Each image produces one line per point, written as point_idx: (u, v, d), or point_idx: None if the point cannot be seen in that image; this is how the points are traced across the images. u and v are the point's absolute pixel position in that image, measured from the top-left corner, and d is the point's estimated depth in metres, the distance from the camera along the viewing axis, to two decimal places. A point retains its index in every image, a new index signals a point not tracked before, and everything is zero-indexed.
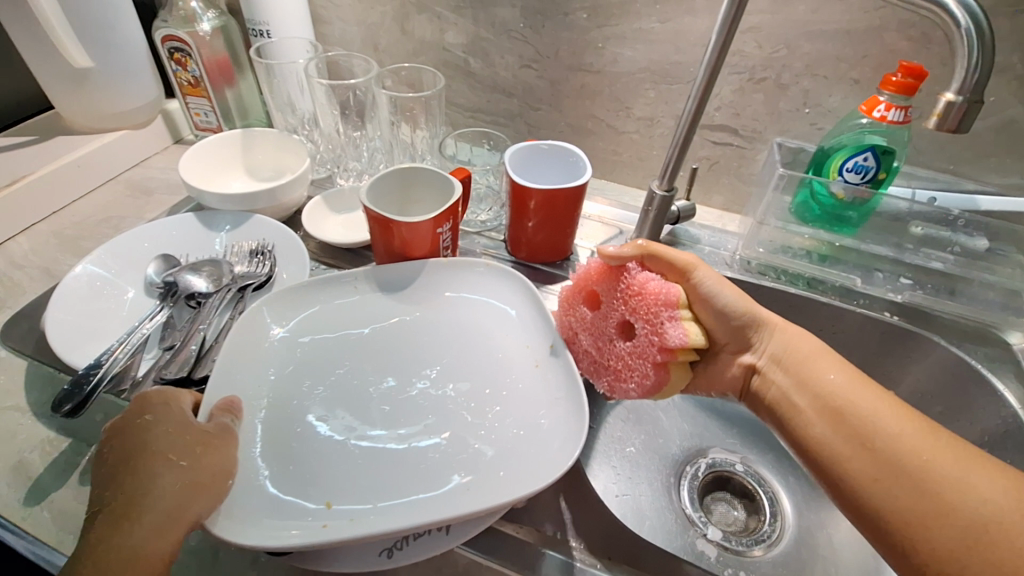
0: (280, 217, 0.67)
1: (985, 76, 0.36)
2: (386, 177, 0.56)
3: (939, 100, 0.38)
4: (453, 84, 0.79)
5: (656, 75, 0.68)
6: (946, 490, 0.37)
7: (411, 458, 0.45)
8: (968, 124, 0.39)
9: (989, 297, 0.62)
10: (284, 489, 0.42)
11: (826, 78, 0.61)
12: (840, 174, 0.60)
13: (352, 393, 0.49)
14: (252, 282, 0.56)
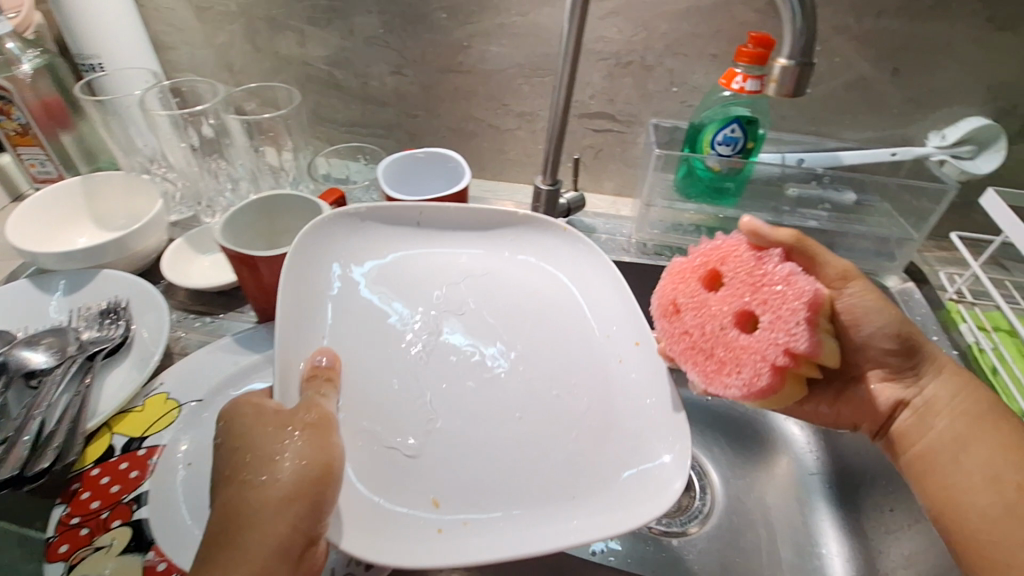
0: (138, 269, 0.60)
1: (810, 38, 0.37)
2: (246, 209, 0.52)
3: (774, 66, 0.38)
4: (322, 100, 0.74)
5: (527, 69, 0.66)
6: None
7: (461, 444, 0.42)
8: (805, 87, 0.39)
9: (865, 247, 0.65)
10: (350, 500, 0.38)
11: (688, 56, 0.62)
12: (712, 148, 0.61)
13: (238, 454, 0.45)
14: (103, 347, 0.50)
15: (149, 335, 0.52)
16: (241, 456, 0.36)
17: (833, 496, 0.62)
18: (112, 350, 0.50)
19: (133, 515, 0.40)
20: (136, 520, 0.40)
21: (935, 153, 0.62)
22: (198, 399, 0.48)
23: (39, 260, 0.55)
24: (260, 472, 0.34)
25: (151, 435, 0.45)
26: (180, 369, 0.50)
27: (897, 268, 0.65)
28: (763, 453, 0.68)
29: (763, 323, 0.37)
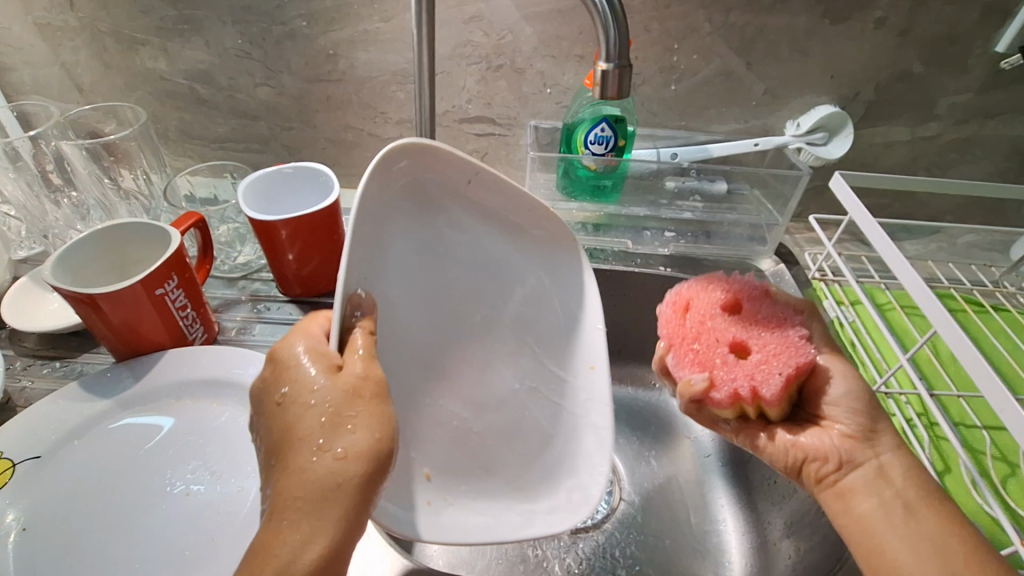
0: None
1: (622, 41, 0.39)
2: (81, 243, 0.47)
3: (596, 70, 0.40)
4: (188, 116, 0.69)
5: (399, 76, 0.65)
6: None
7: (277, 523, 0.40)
8: (627, 89, 0.42)
9: (738, 233, 0.68)
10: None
11: (555, 57, 0.62)
12: (586, 148, 0.62)
13: (97, 513, 0.41)
14: None
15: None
16: (301, 431, 0.33)
17: (727, 474, 0.65)
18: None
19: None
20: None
21: (791, 140, 0.67)
22: (36, 457, 0.43)
23: None
24: (306, 446, 0.33)
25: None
26: (13, 428, 0.44)
27: (767, 251, 0.68)
28: (665, 440, 0.69)
29: (757, 356, 0.42)
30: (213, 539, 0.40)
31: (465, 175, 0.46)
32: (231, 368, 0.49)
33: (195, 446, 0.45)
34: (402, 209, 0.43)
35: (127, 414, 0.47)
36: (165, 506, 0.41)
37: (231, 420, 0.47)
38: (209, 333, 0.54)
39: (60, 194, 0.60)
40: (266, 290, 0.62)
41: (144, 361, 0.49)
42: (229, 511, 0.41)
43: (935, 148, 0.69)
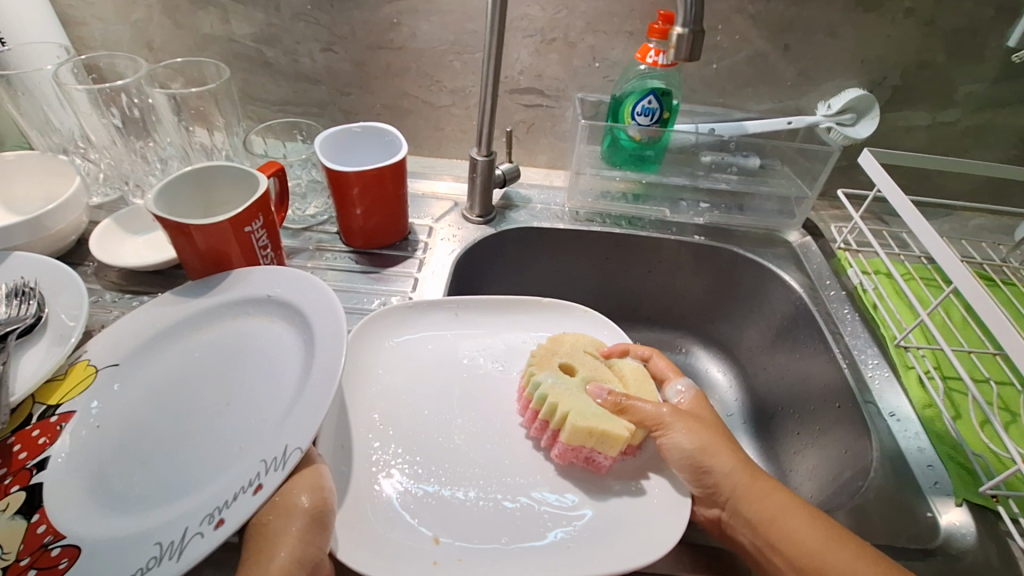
0: (57, 250, 0.59)
1: (698, 8, 0.44)
2: (176, 181, 0.52)
3: (672, 35, 0.45)
4: (251, 78, 0.73)
5: (457, 45, 0.69)
6: (774, 516, 0.41)
7: (300, 419, 0.41)
8: (698, 53, 0.46)
9: (769, 206, 0.73)
10: (113, 488, 0.40)
11: (606, 33, 0.66)
12: (632, 119, 0.66)
13: (159, 414, 0.45)
14: (15, 328, 0.47)
15: (66, 312, 0.50)
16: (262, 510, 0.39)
17: (752, 430, 0.69)
18: (27, 330, 0.48)
19: (31, 480, 0.39)
20: (33, 485, 0.39)
21: (822, 120, 0.71)
22: (116, 364, 0.47)
23: None
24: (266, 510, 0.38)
25: (65, 401, 0.44)
26: (103, 338, 0.49)
27: (796, 224, 0.72)
28: None
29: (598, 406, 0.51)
30: (243, 449, 0.42)
31: (454, 308, 0.62)
32: (277, 288, 0.52)
33: (242, 359, 0.49)
34: (422, 312, 0.61)
35: (188, 327, 0.51)
36: (207, 413, 0.45)
37: (275, 337, 0.50)
38: None
39: (135, 143, 0.65)
40: (330, 242, 0.67)
41: (212, 282, 0.53)
42: (262, 422, 0.43)
43: (952, 134, 0.74)
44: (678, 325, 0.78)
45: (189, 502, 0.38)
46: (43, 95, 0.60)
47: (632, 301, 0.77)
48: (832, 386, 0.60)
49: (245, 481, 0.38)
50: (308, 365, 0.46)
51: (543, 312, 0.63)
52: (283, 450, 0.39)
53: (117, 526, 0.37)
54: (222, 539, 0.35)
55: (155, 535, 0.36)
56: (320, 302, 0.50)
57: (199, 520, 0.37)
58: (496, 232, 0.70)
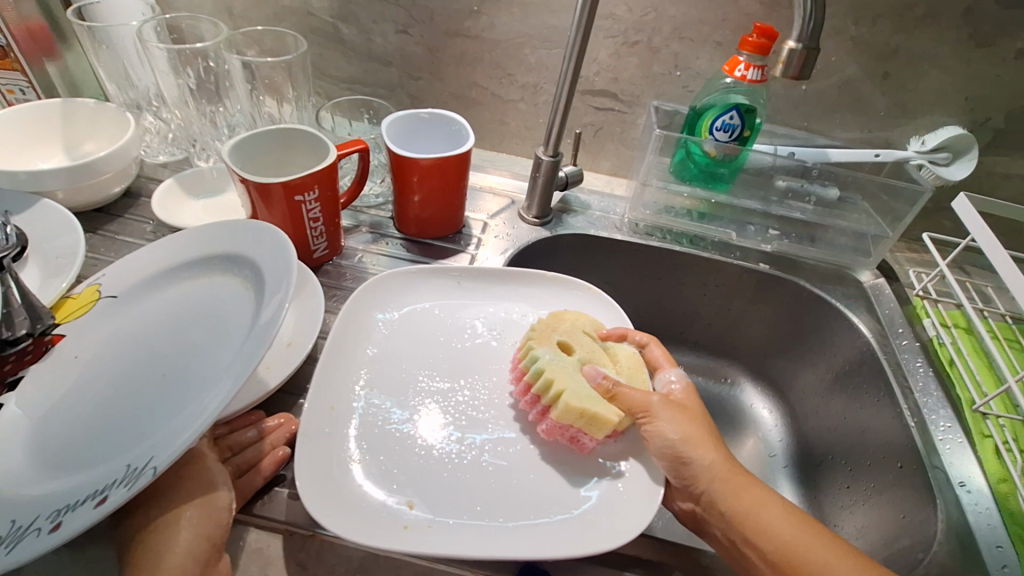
0: (106, 199, 0.59)
1: (817, 25, 0.42)
2: (258, 136, 0.53)
3: (783, 49, 0.44)
4: (323, 52, 0.72)
5: (535, 39, 0.66)
6: (750, 512, 0.40)
7: (179, 429, 0.35)
8: (809, 72, 0.44)
9: (842, 241, 0.68)
10: (35, 435, 0.38)
11: (693, 41, 0.63)
12: (710, 133, 0.63)
13: (99, 367, 0.42)
14: (6, 254, 0.49)
15: (62, 240, 0.52)
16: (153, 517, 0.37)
17: (795, 474, 0.65)
18: (18, 255, 0.50)
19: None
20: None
21: (914, 156, 0.66)
22: (115, 296, 0.47)
23: (17, 180, 0.53)
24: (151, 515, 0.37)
25: (64, 324, 0.45)
26: (119, 266, 0.49)
27: (871, 264, 0.67)
28: (733, 431, 0.70)
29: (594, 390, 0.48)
30: (147, 437, 0.37)
31: (456, 276, 0.60)
32: (248, 251, 0.47)
33: (206, 323, 0.45)
34: (425, 279, 0.59)
35: (183, 275, 0.48)
36: (147, 380, 0.41)
37: (234, 303, 0.45)
38: (332, 250, 0.59)
39: (205, 106, 0.65)
40: (383, 226, 0.66)
41: (232, 231, 0.48)
42: (183, 408, 0.38)
43: None
44: (726, 353, 0.74)
45: (75, 480, 0.35)
46: (124, 50, 0.60)
47: (682, 322, 0.74)
48: (893, 443, 0.56)
49: (99, 487, 0.34)
50: (237, 358, 0.38)
51: (547, 286, 0.60)
52: (141, 466, 0.34)
53: (16, 483, 0.35)
54: (49, 547, 0.31)
55: (14, 512, 0.33)
56: (277, 274, 0.43)
57: (49, 513, 0.33)
58: (551, 235, 0.68)
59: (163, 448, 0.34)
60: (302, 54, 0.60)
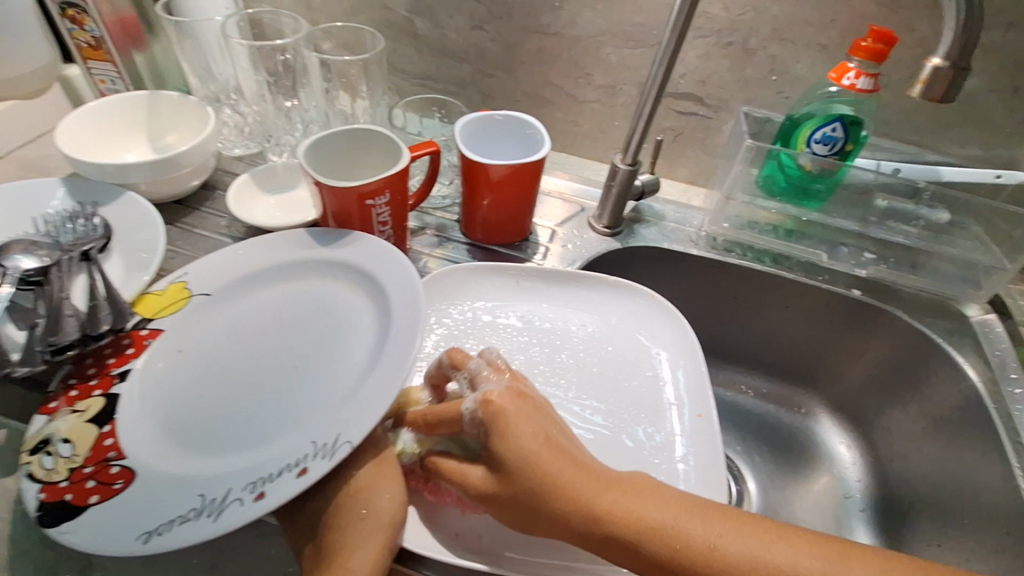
0: (184, 191, 0.61)
1: (972, 39, 0.37)
2: (332, 136, 0.53)
3: (925, 67, 0.39)
4: (396, 47, 0.70)
5: (618, 38, 0.63)
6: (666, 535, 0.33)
7: (346, 415, 0.39)
8: (954, 93, 0.40)
9: (948, 271, 0.61)
10: (177, 417, 0.40)
11: (794, 43, 0.58)
12: (807, 146, 0.57)
13: (225, 358, 0.45)
14: (93, 246, 0.51)
15: (144, 233, 0.53)
16: (347, 512, 0.36)
17: (873, 521, 0.59)
18: (104, 246, 0.52)
19: (112, 388, 0.41)
20: (112, 394, 0.41)
21: None
22: (206, 295, 0.48)
23: (106, 171, 0.55)
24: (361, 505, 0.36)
25: (158, 319, 0.46)
26: (202, 265, 0.50)
27: (981, 297, 0.60)
28: (805, 466, 0.65)
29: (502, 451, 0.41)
30: (300, 419, 0.40)
31: (516, 275, 0.59)
32: (370, 263, 0.50)
33: (322, 319, 0.48)
34: (486, 276, 0.58)
35: (279, 275, 0.51)
36: (271, 370, 0.44)
37: (353, 306, 0.48)
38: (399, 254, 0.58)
39: (282, 101, 0.66)
40: (449, 229, 0.64)
41: (337, 235, 0.52)
42: (326, 394, 0.42)
43: None
44: (803, 380, 0.69)
45: (236, 460, 0.38)
46: (207, 44, 0.61)
47: (756, 344, 0.69)
48: (1000, 506, 0.50)
49: (286, 461, 0.37)
50: (379, 351, 0.43)
51: (607, 290, 0.58)
52: (333, 439, 0.37)
53: (175, 464, 0.38)
54: (259, 513, 0.34)
55: (200, 487, 0.36)
56: (403, 286, 0.47)
57: (244, 485, 0.36)
58: (622, 247, 0.65)
59: (331, 429, 0.38)
60: (378, 52, 0.59)
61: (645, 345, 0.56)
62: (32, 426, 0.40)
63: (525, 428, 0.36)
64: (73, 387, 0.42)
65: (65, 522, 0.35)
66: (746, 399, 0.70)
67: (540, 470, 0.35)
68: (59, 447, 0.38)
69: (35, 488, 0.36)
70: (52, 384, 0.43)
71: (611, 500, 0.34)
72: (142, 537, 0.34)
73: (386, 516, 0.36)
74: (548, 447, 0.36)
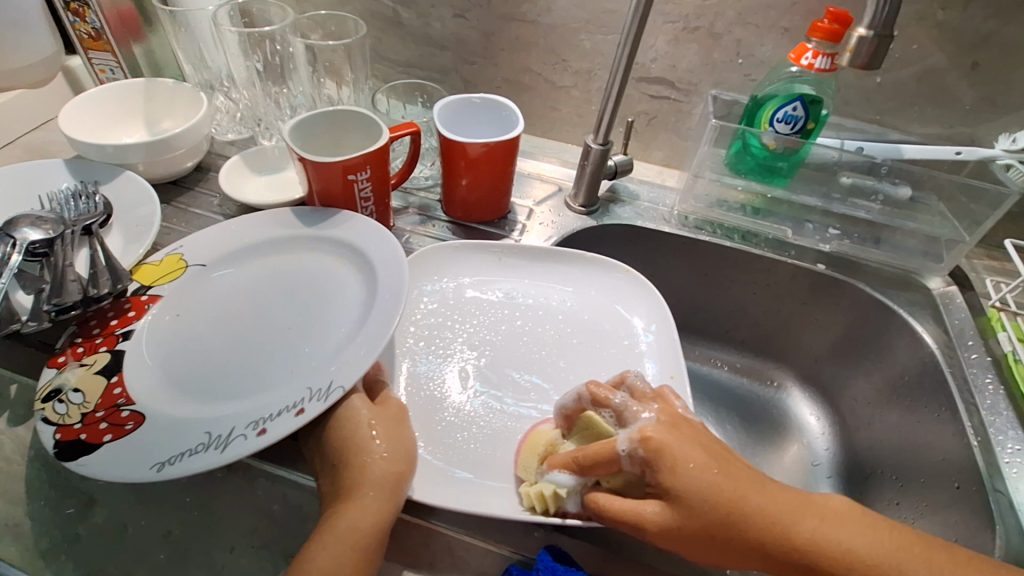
0: (178, 173, 0.64)
1: (892, 10, 0.40)
2: (316, 116, 0.56)
3: (852, 37, 0.42)
4: (382, 37, 0.74)
5: (591, 24, 0.65)
6: (811, 543, 0.35)
7: (337, 363, 0.42)
8: (878, 61, 0.42)
9: (911, 244, 0.63)
10: (178, 372, 0.43)
11: (757, 26, 0.60)
12: (770, 125, 0.60)
13: (229, 323, 0.48)
14: (94, 220, 0.54)
15: (141, 210, 0.56)
16: (350, 459, 0.39)
17: (838, 486, 0.62)
18: (105, 222, 0.55)
19: (118, 345, 0.44)
20: (117, 350, 0.44)
21: (1000, 155, 0.60)
22: (201, 265, 0.51)
23: (105, 152, 0.58)
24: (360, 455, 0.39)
25: (156, 285, 0.49)
26: (195, 239, 0.53)
27: (942, 270, 0.63)
28: (775, 435, 0.67)
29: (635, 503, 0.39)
30: (294, 372, 0.43)
31: (497, 252, 0.62)
32: (357, 237, 0.53)
33: (314, 288, 0.51)
34: (469, 254, 0.61)
35: (272, 249, 0.54)
36: (268, 331, 0.47)
37: (343, 276, 0.51)
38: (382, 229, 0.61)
39: (271, 88, 0.69)
40: (431, 208, 0.67)
41: (323, 214, 0.55)
42: (317, 351, 0.45)
43: None
44: (775, 354, 0.71)
45: (237, 405, 0.41)
46: (201, 33, 0.64)
47: (729, 320, 0.72)
48: (953, 462, 0.52)
49: (283, 403, 0.40)
50: (367, 312, 0.46)
51: (583, 266, 0.61)
52: (327, 384, 0.40)
53: (178, 409, 0.40)
54: (261, 446, 0.37)
55: (207, 426, 0.39)
56: (388, 254, 0.50)
57: (245, 424, 0.39)
58: (596, 225, 0.67)
59: (325, 374, 0.41)
60: (361, 38, 0.62)
61: (622, 316, 0.59)
62: (41, 378, 0.42)
63: (698, 461, 0.37)
64: (80, 344, 0.44)
65: (83, 456, 0.37)
66: (719, 373, 0.72)
67: (723, 498, 0.36)
68: (71, 395, 0.40)
69: (50, 430, 0.38)
70: (58, 344, 0.45)
71: (807, 526, 0.36)
72: (155, 467, 0.37)
73: (400, 459, 0.40)
74: (721, 473, 0.37)
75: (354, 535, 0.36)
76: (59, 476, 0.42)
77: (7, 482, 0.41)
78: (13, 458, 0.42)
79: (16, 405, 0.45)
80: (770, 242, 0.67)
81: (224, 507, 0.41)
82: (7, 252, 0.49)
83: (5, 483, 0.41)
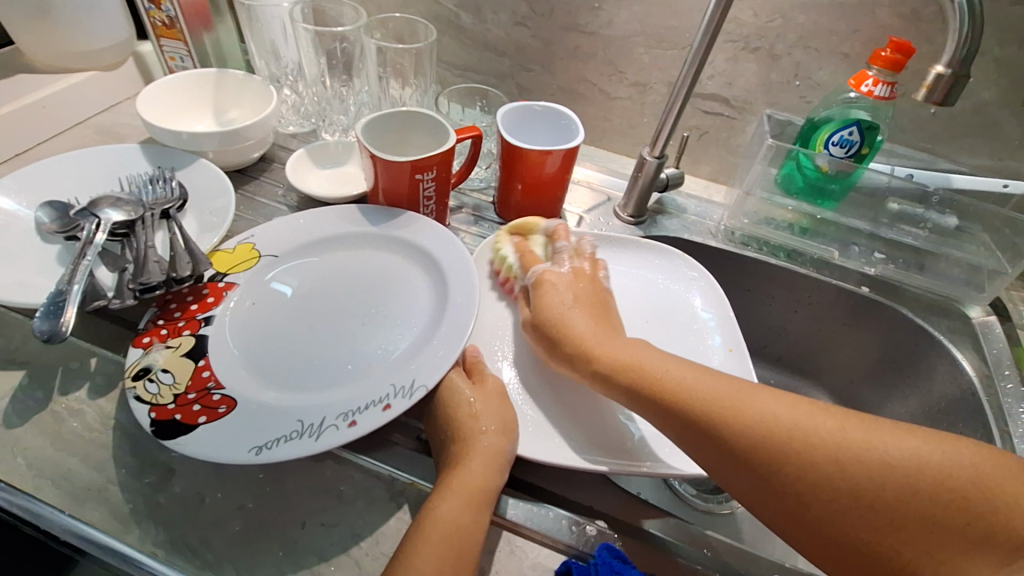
0: (244, 162, 0.66)
1: (973, 49, 0.42)
2: (387, 116, 0.58)
3: (930, 73, 0.44)
4: (442, 39, 0.76)
5: (652, 39, 0.67)
6: (736, 406, 0.40)
7: (416, 362, 0.45)
8: (953, 96, 0.45)
9: (953, 273, 0.64)
10: (261, 363, 0.45)
11: (818, 51, 0.62)
12: (825, 148, 0.61)
13: (311, 312, 0.50)
14: (171, 204, 0.56)
15: (215, 198, 0.58)
16: (462, 430, 0.43)
17: None
18: (181, 207, 0.57)
19: (200, 330, 0.46)
20: (201, 334, 0.46)
21: None
22: (274, 256, 0.54)
23: (181, 139, 0.60)
24: (468, 427, 0.43)
25: (232, 273, 0.51)
26: (267, 229, 0.55)
27: (984, 299, 0.63)
28: None
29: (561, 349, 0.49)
30: (370, 367, 0.46)
31: None
32: (423, 239, 0.56)
33: (381, 284, 0.53)
34: None
35: (340, 244, 0.56)
36: (343, 325, 0.49)
37: (410, 277, 0.54)
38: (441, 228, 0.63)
39: (337, 85, 0.71)
40: (484, 209, 0.69)
41: (390, 213, 0.58)
42: (390, 348, 0.47)
43: None
44: (809, 372, 0.72)
45: (322, 397, 0.43)
46: (273, 27, 0.67)
47: (767, 336, 0.73)
48: None
49: (370, 398, 0.42)
50: (438, 317, 0.49)
51: (640, 251, 0.64)
52: (410, 383, 0.43)
53: (266, 396, 0.43)
54: (353, 437, 0.40)
55: (297, 414, 0.41)
56: (457, 260, 0.53)
57: (335, 415, 0.41)
58: (644, 235, 0.69)
59: (406, 371, 0.44)
60: (430, 42, 0.64)
61: (682, 299, 0.61)
62: (130, 358, 0.44)
63: (572, 296, 0.50)
64: (164, 326, 0.46)
65: (180, 436, 0.39)
66: None
67: (634, 362, 0.44)
68: (160, 376, 0.43)
69: (146, 408, 0.41)
70: (141, 323, 0.47)
71: (656, 364, 0.44)
72: (252, 451, 0.39)
73: (502, 430, 0.43)
74: (630, 347, 0.46)
75: (472, 496, 0.39)
76: (139, 446, 0.44)
77: (91, 448, 0.44)
78: (97, 427, 0.45)
79: (96, 376, 0.48)
80: (827, 248, 0.69)
81: (298, 485, 0.43)
82: (93, 233, 0.51)
83: (89, 449, 0.44)
